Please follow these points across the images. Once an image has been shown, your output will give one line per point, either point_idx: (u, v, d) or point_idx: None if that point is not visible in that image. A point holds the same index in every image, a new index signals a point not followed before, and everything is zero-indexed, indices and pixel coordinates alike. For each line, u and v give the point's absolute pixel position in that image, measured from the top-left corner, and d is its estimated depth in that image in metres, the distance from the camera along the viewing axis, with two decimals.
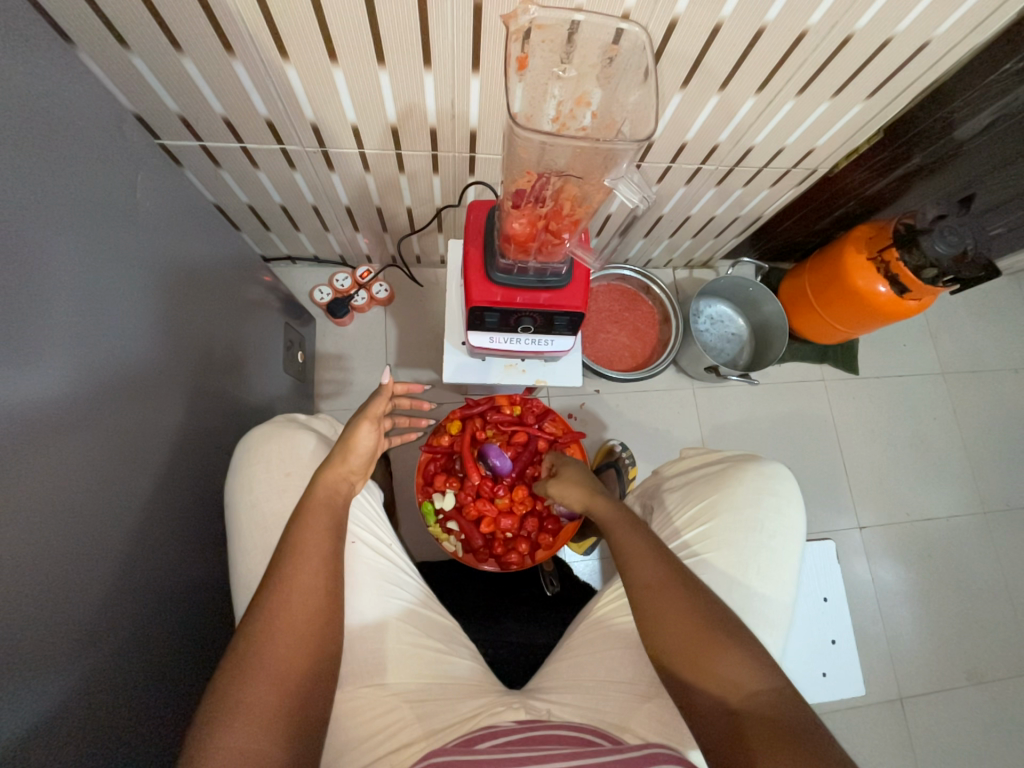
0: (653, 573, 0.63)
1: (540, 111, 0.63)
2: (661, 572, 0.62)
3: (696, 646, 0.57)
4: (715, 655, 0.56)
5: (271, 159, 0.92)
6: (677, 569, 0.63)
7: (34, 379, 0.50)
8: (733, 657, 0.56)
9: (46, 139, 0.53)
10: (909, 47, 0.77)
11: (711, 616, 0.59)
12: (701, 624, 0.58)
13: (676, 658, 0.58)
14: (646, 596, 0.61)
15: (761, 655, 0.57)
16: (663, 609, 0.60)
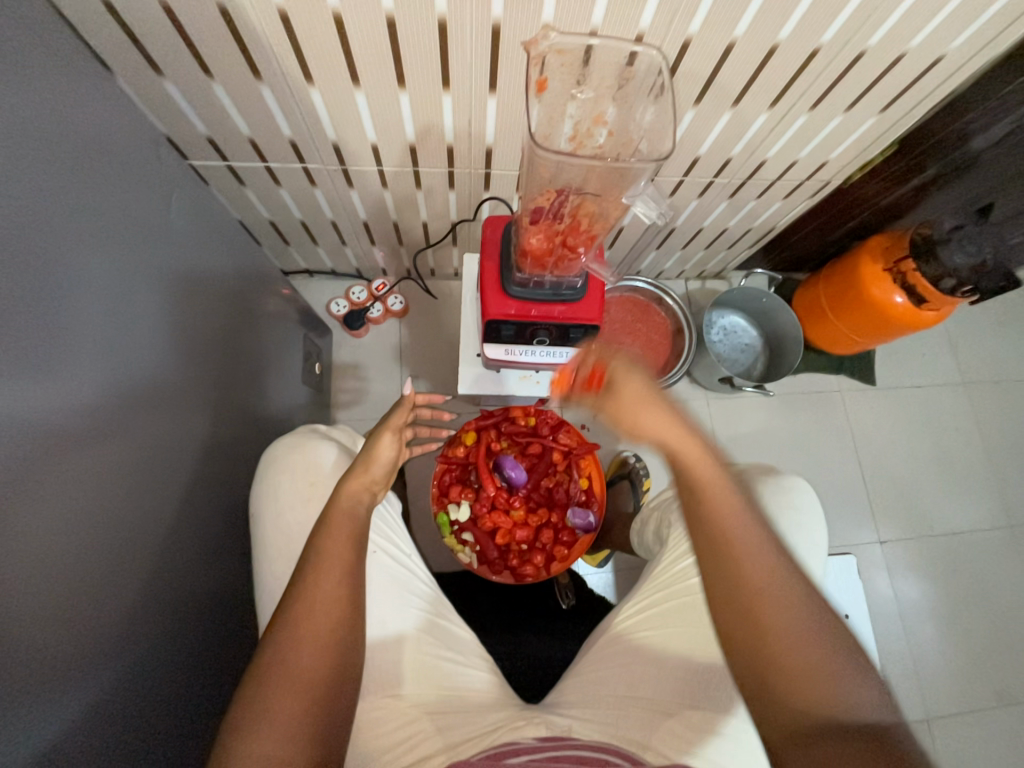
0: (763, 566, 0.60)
1: (557, 131, 0.65)
2: (772, 566, 0.60)
3: (806, 660, 0.56)
4: (816, 671, 0.55)
5: (293, 177, 0.95)
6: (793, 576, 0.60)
7: (67, 391, 0.52)
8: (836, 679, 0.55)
9: (85, 165, 0.56)
10: (923, 62, 0.77)
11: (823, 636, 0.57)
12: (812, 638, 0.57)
13: (767, 660, 0.56)
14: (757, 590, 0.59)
15: (866, 684, 0.56)
16: (772, 609, 0.58)
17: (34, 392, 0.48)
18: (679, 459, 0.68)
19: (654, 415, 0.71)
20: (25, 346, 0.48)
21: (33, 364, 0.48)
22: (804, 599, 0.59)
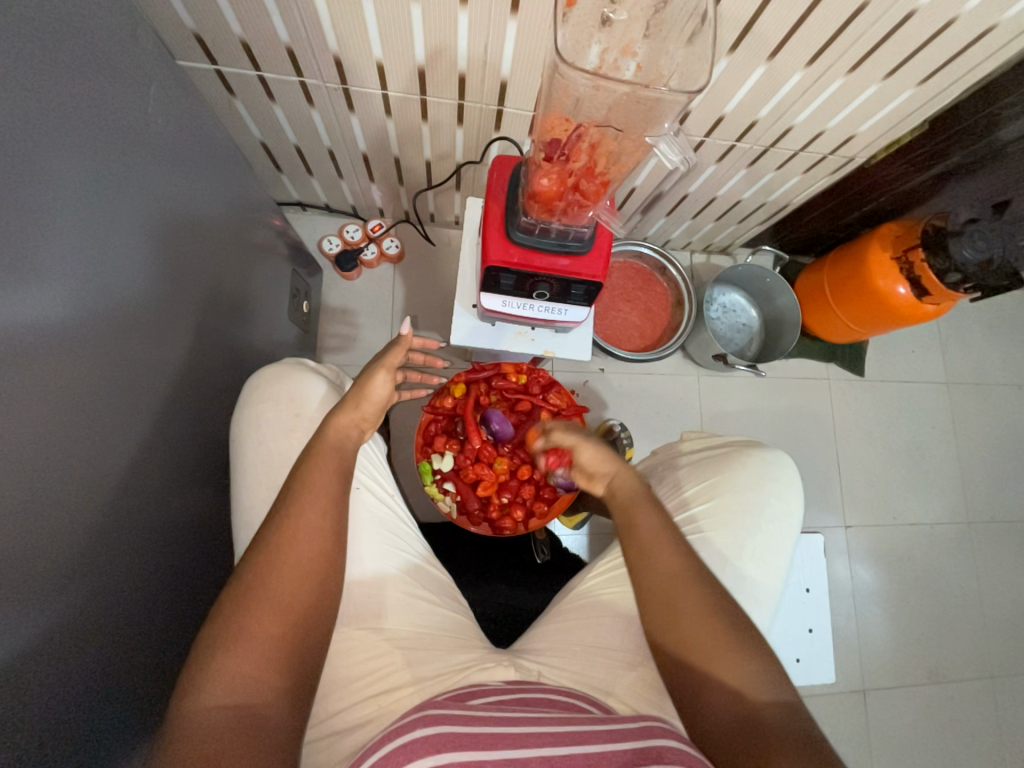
0: (665, 562, 0.62)
1: (582, 56, 0.59)
2: (672, 561, 0.62)
3: (713, 641, 0.58)
4: (721, 649, 0.57)
5: (289, 93, 0.87)
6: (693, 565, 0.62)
7: (32, 297, 0.48)
8: (740, 657, 0.57)
9: (59, 46, 0.50)
10: (973, 30, 0.73)
11: (721, 611, 0.59)
12: (712, 619, 0.59)
13: (686, 651, 0.59)
14: (659, 585, 0.61)
15: (767, 660, 0.58)
16: (675, 604, 0.60)
17: (4, 295, 0.45)
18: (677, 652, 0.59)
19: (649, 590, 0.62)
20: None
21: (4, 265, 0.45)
22: (702, 587, 0.61)
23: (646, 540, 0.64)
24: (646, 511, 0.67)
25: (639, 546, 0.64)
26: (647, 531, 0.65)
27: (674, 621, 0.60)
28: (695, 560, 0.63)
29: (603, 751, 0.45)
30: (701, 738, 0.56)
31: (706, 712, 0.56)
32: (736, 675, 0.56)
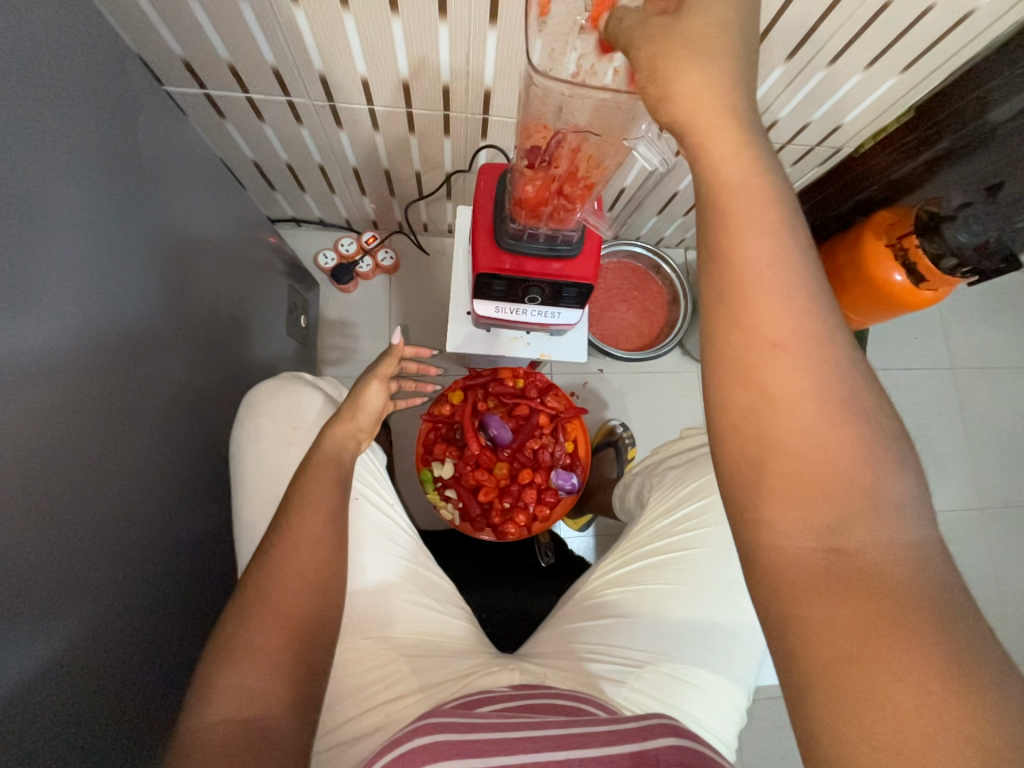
0: (780, 335, 0.36)
1: (559, 65, 0.60)
2: (794, 419, 0.35)
3: (859, 602, 0.31)
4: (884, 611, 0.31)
5: (277, 112, 0.89)
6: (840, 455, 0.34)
7: (33, 326, 0.49)
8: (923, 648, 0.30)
9: (52, 82, 0.51)
10: (952, 16, 0.73)
11: (892, 562, 0.32)
12: (859, 540, 0.33)
13: (797, 524, 0.34)
14: (763, 429, 0.35)
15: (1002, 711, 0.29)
16: (789, 444, 0.35)
17: (12, 327, 0.47)
18: (771, 431, 0.35)
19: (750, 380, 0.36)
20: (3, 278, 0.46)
21: (11, 299, 0.47)
22: (854, 478, 0.34)
23: (752, 257, 0.37)
24: (776, 244, 0.37)
25: (738, 249, 0.37)
26: (771, 319, 0.36)
27: (767, 424, 0.35)
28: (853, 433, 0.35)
29: (597, 756, 0.45)
30: (771, 556, 0.35)
31: (852, 595, 0.32)
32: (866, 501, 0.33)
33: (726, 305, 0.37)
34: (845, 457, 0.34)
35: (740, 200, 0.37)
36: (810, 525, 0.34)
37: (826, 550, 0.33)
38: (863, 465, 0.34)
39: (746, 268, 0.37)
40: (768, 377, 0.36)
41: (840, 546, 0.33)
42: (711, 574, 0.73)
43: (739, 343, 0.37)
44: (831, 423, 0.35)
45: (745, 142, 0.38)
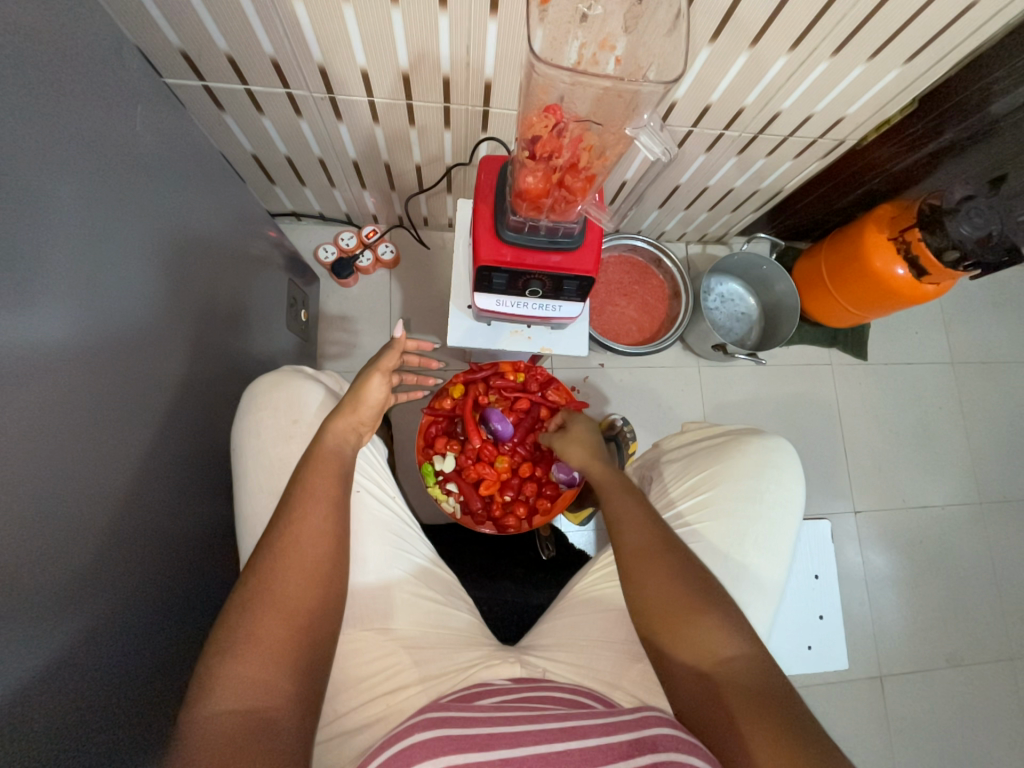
0: (635, 525, 0.66)
1: (561, 54, 0.60)
2: (641, 547, 0.64)
3: (678, 613, 0.59)
4: (693, 623, 0.58)
5: (276, 105, 0.88)
6: (666, 552, 0.63)
7: (29, 315, 0.49)
8: (709, 627, 0.58)
9: (50, 74, 0.51)
10: (955, 6, 0.72)
11: (689, 581, 0.60)
12: (680, 591, 0.60)
13: (658, 625, 0.60)
14: (632, 557, 0.63)
15: (739, 624, 0.58)
16: (645, 572, 0.62)
17: (6, 318, 0.46)
18: (650, 603, 0.60)
19: (626, 561, 0.63)
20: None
21: (5, 289, 0.46)
22: (675, 563, 0.62)
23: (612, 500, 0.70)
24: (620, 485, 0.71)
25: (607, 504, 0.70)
26: (626, 506, 0.68)
27: (642, 585, 0.61)
28: (667, 537, 0.64)
29: (599, 745, 0.46)
30: (671, 678, 0.58)
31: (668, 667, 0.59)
32: (697, 626, 0.58)
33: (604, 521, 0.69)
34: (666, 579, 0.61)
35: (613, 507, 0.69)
36: (670, 637, 0.59)
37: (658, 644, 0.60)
38: (685, 579, 0.60)
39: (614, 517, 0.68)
40: (641, 576, 0.62)
41: (703, 659, 0.57)
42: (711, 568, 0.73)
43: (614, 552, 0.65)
44: (665, 555, 0.62)
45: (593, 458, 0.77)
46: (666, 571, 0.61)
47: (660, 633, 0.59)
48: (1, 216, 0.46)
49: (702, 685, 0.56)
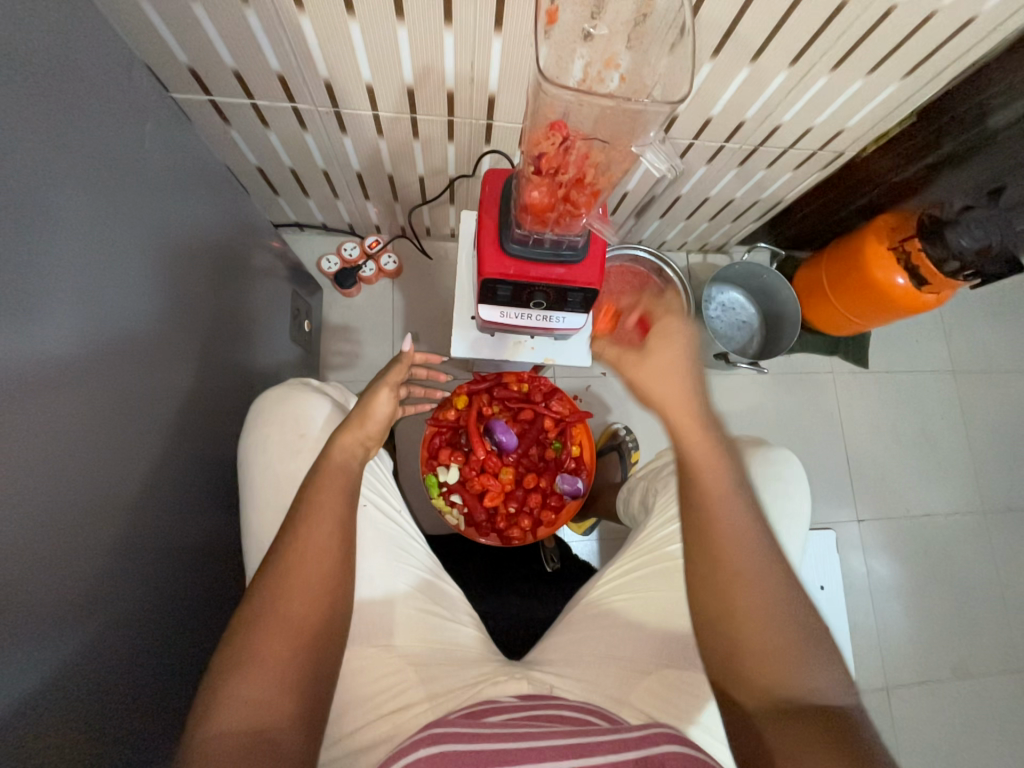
0: (735, 522, 0.58)
1: (566, 73, 0.60)
2: (746, 552, 0.57)
3: (772, 630, 0.54)
4: (789, 647, 0.54)
5: (282, 118, 0.89)
6: (773, 566, 0.57)
7: (37, 332, 0.49)
8: (805, 653, 0.53)
9: (60, 91, 0.52)
10: (954, 22, 0.73)
11: (799, 615, 0.55)
12: (785, 617, 0.55)
13: (727, 626, 0.55)
14: (731, 554, 0.57)
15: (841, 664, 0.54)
16: (738, 577, 0.56)
17: (15, 334, 0.46)
18: (733, 604, 0.55)
19: (713, 558, 0.57)
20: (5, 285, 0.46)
21: (13, 306, 0.46)
22: (780, 577, 0.56)
23: (705, 480, 0.60)
24: (722, 474, 0.60)
25: (704, 489, 0.60)
26: (727, 499, 0.59)
27: (730, 579, 0.56)
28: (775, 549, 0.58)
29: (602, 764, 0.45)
30: (742, 697, 0.53)
31: (744, 680, 0.54)
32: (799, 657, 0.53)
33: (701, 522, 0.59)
34: (764, 601, 0.55)
35: (713, 482, 0.60)
36: (759, 641, 0.54)
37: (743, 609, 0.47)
38: (789, 599, 0.56)
39: (717, 522, 0.59)
40: (733, 578, 0.56)
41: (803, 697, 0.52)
42: None
43: (705, 550, 0.58)
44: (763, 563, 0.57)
45: (700, 419, 0.62)
46: (771, 594, 0.56)
47: (734, 636, 0.55)
48: (10, 233, 0.46)
49: (789, 723, 0.50)
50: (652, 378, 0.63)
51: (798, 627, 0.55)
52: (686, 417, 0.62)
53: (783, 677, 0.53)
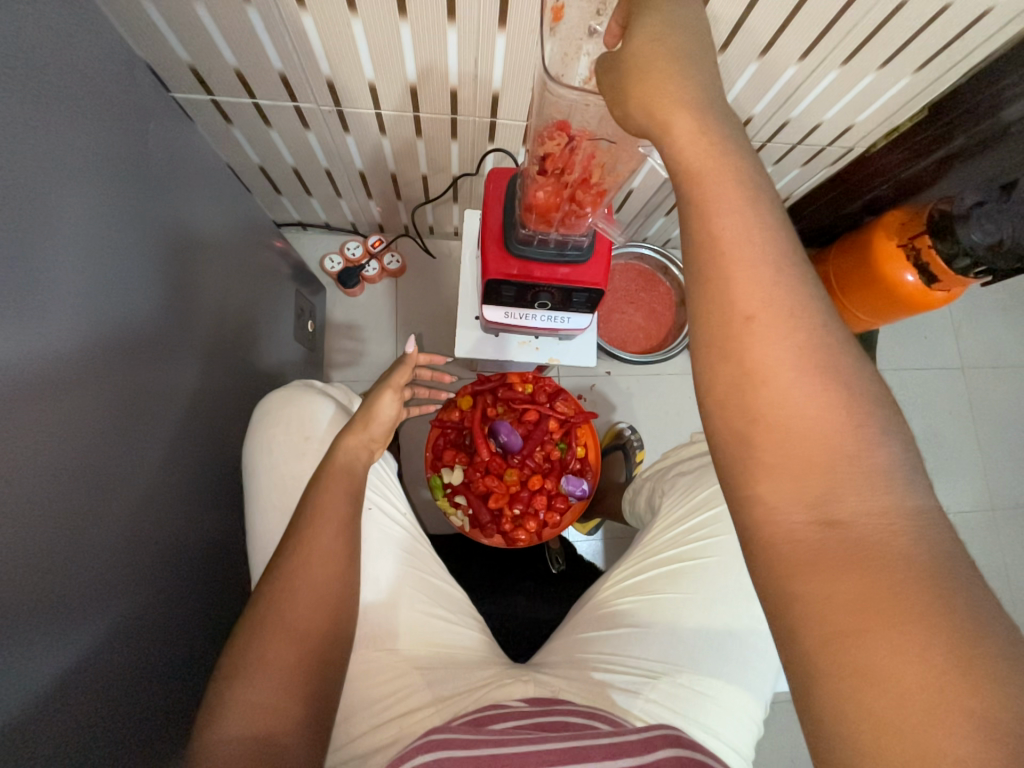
0: (793, 394, 0.34)
1: (571, 70, 0.60)
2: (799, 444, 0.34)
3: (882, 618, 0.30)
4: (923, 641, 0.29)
5: (284, 117, 0.88)
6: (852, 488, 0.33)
7: (43, 337, 0.49)
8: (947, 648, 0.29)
9: (62, 94, 0.51)
10: (969, 14, 0.71)
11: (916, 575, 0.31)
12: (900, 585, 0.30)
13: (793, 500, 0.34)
14: (775, 404, 0.34)
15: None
16: (792, 466, 0.34)
17: (21, 340, 0.46)
18: (773, 427, 0.34)
19: (749, 347, 0.35)
20: (10, 292, 0.45)
21: (19, 313, 0.46)
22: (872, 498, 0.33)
23: (738, 251, 0.36)
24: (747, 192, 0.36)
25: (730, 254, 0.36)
26: (783, 352, 0.35)
27: (766, 460, 0.35)
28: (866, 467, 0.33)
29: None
30: (771, 525, 0.34)
31: (827, 569, 0.32)
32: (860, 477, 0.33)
33: (708, 251, 0.36)
34: (844, 444, 0.34)
35: (750, 262, 0.35)
36: (811, 512, 0.33)
37: (823, 523, 0.33)
38: (893, 532, 0.32)
39: (740, 259, 0.35)
40: (775, 401, 0.34)
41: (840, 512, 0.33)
42: (724, 583, 0.72)
43: (713, 305, 0.36)
44: (856, 454, 0.33)
45: (750, 198, 0.36)
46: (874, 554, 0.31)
47: (809, 533, 0.33)
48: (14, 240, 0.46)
49: (828, 546, 0.32)
50: (682, 122, 0.37)
51: (933, 593, 0.30)
52: (717, 169, 0.36)
53: (832, 485, 0.33)
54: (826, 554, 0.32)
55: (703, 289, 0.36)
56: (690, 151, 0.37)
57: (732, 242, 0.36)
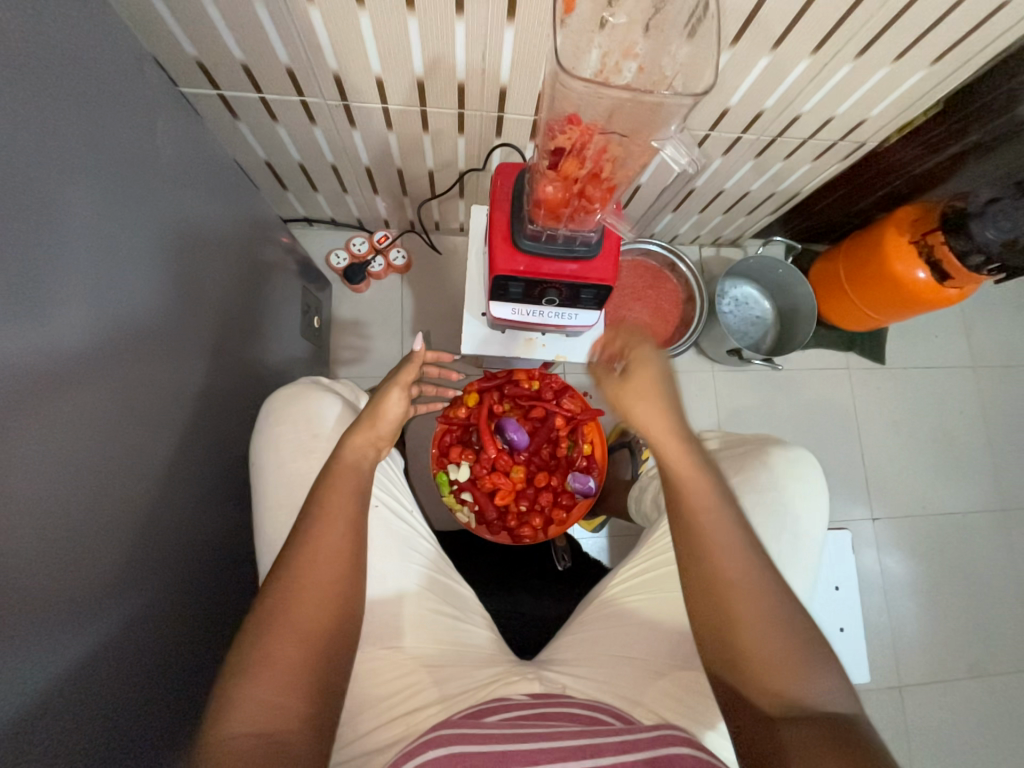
0: (731, 565, 0.57)
1: (581, 63, 0.58)
2: (737, 565, 0.57)
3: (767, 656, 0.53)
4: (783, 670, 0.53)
5: (291, 113, 0.88)
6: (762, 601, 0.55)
7: (50, 332, 0.49)
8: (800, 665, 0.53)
9: (69, 89, 0.51)
10: (987, 5, 0.70)
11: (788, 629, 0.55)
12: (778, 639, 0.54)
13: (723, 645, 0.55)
14: (731, 585, 0.56)
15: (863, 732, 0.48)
16: (734, 594, 0.56)
17: (27, 335, 0.46)
18: (736, 624, 0.55)
19: (704, 539, 0.59)
20: (16, 285, 0.45)
21: (25, 307, 0.46)
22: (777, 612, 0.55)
23: (698, 505, 0.60)
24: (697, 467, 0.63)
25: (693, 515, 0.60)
26: (732, 561, 0.57)
27: (730, 625, 0.55)
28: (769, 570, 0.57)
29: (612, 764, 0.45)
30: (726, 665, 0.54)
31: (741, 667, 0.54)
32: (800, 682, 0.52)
33: (674, 499, 0.62)
34: (772, 632, 0.54)
35: (707, 522, 0.59)
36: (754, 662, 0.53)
37: (754, 708, 0.52)
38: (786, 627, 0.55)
39: (697, 511, 0.60)
40: (732, 616, 0.55)
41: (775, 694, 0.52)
42: None
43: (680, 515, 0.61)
44: (780, 634, 0.54)
45: (686, 447, 0.64)
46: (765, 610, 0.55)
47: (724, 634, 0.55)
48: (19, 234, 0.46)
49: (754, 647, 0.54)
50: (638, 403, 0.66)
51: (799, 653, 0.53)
52: (682, 464, 0.63)
53: (788, 685, 0.52)
54: (742, 667, 0.54)
55: (673, 510, 0.62)
56: (651, 425, 0.66)
57: (699, 516, 0.59)
